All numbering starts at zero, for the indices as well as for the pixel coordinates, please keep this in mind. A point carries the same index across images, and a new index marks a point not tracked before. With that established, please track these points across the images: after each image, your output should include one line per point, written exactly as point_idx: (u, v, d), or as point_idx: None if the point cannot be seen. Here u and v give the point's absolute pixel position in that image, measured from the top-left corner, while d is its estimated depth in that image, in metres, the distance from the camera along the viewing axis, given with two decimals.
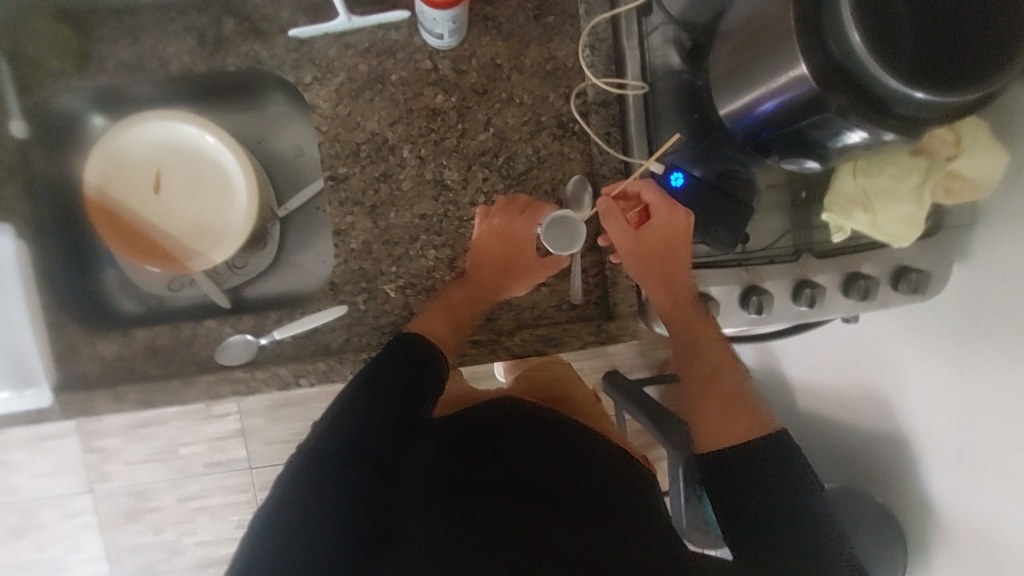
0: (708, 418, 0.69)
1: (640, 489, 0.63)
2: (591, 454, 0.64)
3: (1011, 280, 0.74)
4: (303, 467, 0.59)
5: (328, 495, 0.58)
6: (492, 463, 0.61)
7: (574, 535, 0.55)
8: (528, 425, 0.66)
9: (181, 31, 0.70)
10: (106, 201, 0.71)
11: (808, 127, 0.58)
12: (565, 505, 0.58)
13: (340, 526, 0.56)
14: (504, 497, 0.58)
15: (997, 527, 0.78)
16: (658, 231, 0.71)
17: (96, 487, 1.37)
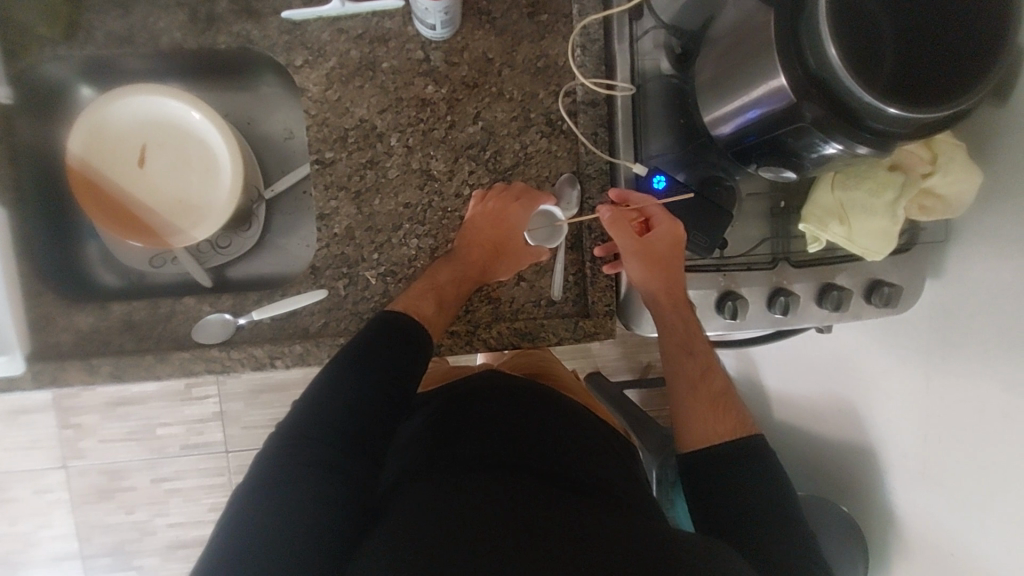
0: (695, 419, 0.71)
1: (609, 472, 0.66)
2: (560, 441, 0.67)
3: (978, 299, 0.76)
4: (279, 454, 0.60)
5: (308, 475, 0.58)
6: (467, 446, 0.64)
7: (547, 497, 0.57)
8: (501, 417, 0.68)
9: (172, 6, 0.70)
10: (89, 173, 0.70)
11: (786, 136, 0.59)
12: (536, 476, 0.61)
13: (318, 509, 0.56)
14: (479, 470, 0.60)
15: (954, 537, 0.81)
16: (659, 241, 0.72)
17: (69, 464, 1.36)
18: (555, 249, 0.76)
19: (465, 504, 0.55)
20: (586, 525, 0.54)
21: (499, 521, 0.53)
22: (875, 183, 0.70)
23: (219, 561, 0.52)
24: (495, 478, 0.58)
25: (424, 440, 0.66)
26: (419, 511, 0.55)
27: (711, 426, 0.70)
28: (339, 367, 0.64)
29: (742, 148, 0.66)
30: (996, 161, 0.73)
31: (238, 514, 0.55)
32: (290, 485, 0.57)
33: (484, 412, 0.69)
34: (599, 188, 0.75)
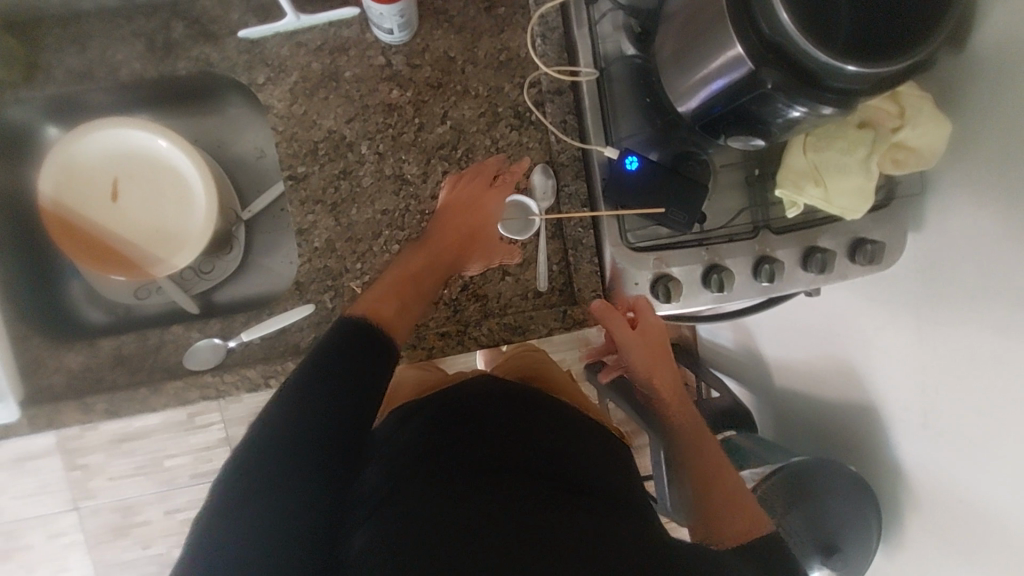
0: (709, 514, 0.68)
1: (599, 470, 0.62)
2: (548, 439, 0.63)
3: (961, 247, 0.77)
4: (255, 453, 0.52)
5: (278, 492, 0.51)
6: (449, 451, 0.58)
7: (541, 509, 0.53)
8: (483, 416, 0.63)
9: (129, 37, 0.69)
10: (63, 211, 0.70)
11: (749, 104, 0.59)
12: (539, 486, 0.56)
13: (292, 531, 0.50)
14: (464, 484, 0.54)
15: (962, 485, 0.81)
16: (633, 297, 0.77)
17: (81, 505, 1.36)
18: (535, 240, 0.76)
19: (453, 522, 0.51)
20: (583, 546, 0.50)
21: (497, 550, 0.49)
22: (846, 142, 0.70)
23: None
24: (484, 491, 0.54)
25: (399, 438, 0.61)
26: (412, 538, 0.50)
27: (722, 517, 0.67)
28: (308, 373, 0.56)
29: (709, 120, 0.65)
30: (965, 108, 0.74)
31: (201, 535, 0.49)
32: (275, 488, 0.51)
33: (466, 411, 0.64)
34: (573, 174, 0.75)
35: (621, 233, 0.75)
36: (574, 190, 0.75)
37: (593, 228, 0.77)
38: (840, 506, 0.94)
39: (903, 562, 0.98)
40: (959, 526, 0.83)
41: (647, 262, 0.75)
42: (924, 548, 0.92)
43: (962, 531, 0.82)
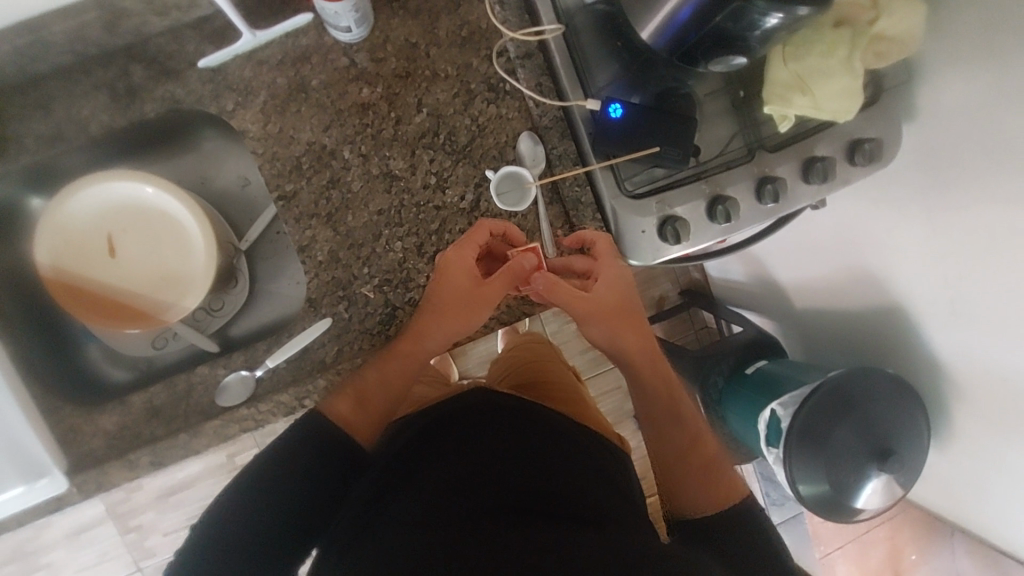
0: (694, 487, 0.70)
1: (606, 493, 0.59)
2: (561, 461, 0.61)
3: (961, 129, 0.76)
4: (265, 471, 0.63)
5: (290, 486, 0.62)
6: (447, 480, 0.58)
7: (532, 537, 0.51)
8: (490, 442, 0.62)
9: (90, 90, 0.68)
10: (65, 276, 0.70)
11: (724, 22, 0.58)
12: (521, 492, 0.56)
13: (290, 516, 0.61)
14: (460, 515, 0.54)
15: (1004, 365, 0.81)
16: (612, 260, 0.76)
17: (144, 564, 1.39)
18: (534, 207, 0.76)
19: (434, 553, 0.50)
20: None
21: (456, 545, 0.51)
22: (826, 45, 0.68)
23: (201, 554, 0.60)
24: (477, 519, 0.53)
25: (401, 460, 0.62)
26: (383, 544, 0.54)
27: (707, 486, 0.70)
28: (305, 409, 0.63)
29: (686, 50, 0.64)
30: None
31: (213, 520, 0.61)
32: (277, 497, 0.62)
33: (470, 436, 0.62)
34: (559, 135, 0.75)
35: (618, 184, 0.74)
36: (563, 151, 0.75)
37: (589, 184, 0.76)
38: (878, 407, 0.95)
39: (957, 453, 0.98)
40: (1007, 407, 0.83)
41: (649, 207, 0.75)
42: (976, 434, 0.92)
43: (1012, 411, 0.82)
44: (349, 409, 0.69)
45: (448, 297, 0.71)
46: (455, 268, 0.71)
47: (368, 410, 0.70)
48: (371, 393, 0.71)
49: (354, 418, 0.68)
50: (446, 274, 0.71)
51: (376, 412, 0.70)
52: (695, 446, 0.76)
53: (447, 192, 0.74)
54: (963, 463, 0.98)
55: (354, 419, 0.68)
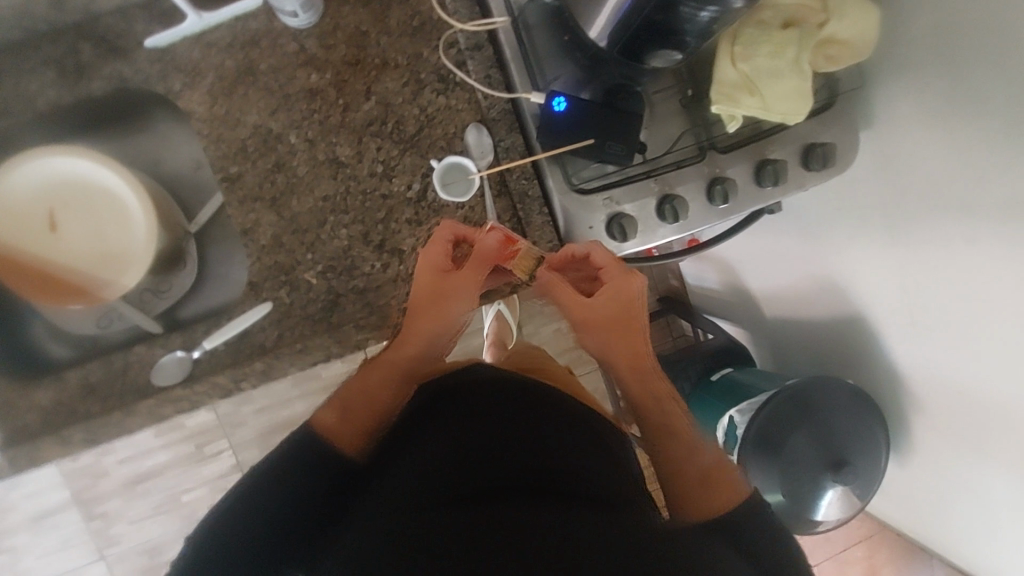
0: (695, 496, 0.61)
1: (604, 467, 0.56)
2: (563, 432, 0.57)
3: (909, 134, 0.75)
4: (251, 489, 0.57)
5: (285, 487, 0.57)
6: (430, 458, 0.54)
7: (517, 527, 0.49)
8: (477, 412, 0.57)
9: (39, 66, 0.70)
10: (4, 249, 0.71)
11: (656, 14, 0.58)
12: (528, 473, 0.53)
13: (284, 520, 0.56)
14: (444, 499, 0.51)
15: (958, 378, 0.78)
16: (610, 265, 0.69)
17: (107, 552, 1.37)
18: (481, 199, 0.74)
19: (416, 541, 0.48)
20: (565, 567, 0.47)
21: (470, 538, 0.48)
22: (773, 45, 0.68)
23: (187, 571, 0.55)
24: (460, 505, 0.51)
25: (392, 443, 0.59)
26: (376, 529, 0.51)
27: (710, 494, 0.60)
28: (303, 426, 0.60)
29: (629, 46, 0.64)
30: None
31: (200, 535, 0.56)
32: (263, 508, 0.56)
33: (459, 406, 0.57)
34: (507, 128, 0.74)
35: (566, 177, 0.75)
36: (511, 143, 0.75)
37: (537, 177, 0.76)
38: (835, 413, 0.94)
39: (917, 467, 0.96)
40: (962, 419, 0.81)
41: (596, 203, 0.74)
42: (936, 448, 0.90)
43: (965, 423, 0.80)
44: (335, 418, 0.62)
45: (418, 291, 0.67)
46: (425, 264, 0.68)
47: (353, 423, 0.62)
48: (354, 400, 0.63)
49: (342, 430, 0.61)
50: (417, 272, 0.68)
51: (360, 423, 0.62)
52: (708, 456, 0.64)
53: (394, 181, 0.74)
54: (926, 477, 0.95)
55: (340, 429, 0.61)
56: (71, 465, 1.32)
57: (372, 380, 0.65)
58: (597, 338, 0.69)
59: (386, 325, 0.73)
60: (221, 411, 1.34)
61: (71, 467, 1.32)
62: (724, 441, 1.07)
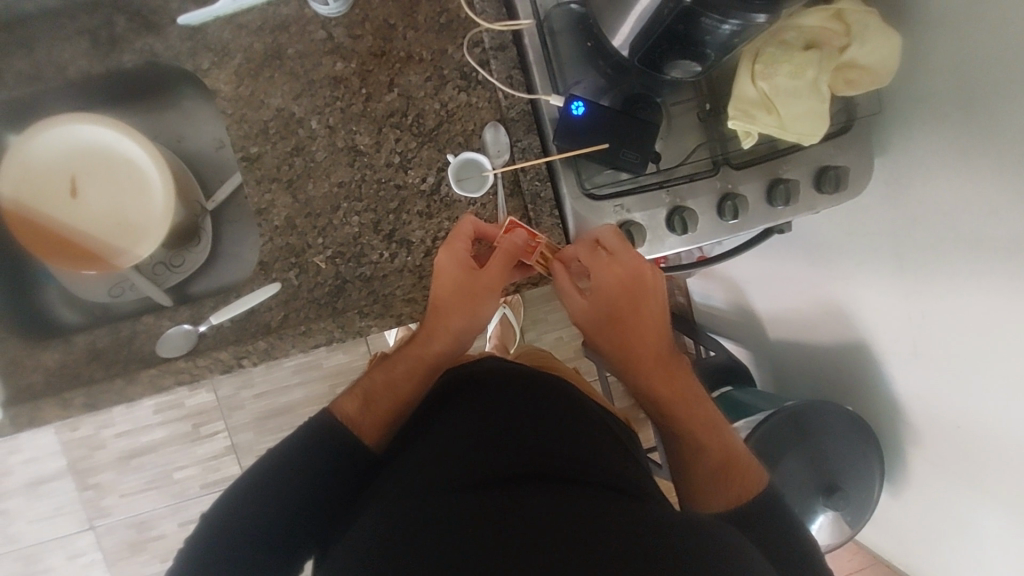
0: (708, 485, 0.71)
1: (605, 459, 0.60)
2: (563, 431, 0.62)
3: (925, 164, 0.75)
4: (274, 467, 0.66)
5: (309, 469, 0.65)
6: (447, 451, 0.60)
7: (521, 505, 0.51)
8: (490, 414, 0.63)
9: (73, 35, 0.71)
10: (23, 211, 0.72)
11: (678, 25, 0.59)
12: (529, 460, 0.57)
13: (307, 500, 0.64)
14: (456, 484, 0.56)
15: (958, 412, 0.78)
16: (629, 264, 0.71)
17: (97, 523, 1.37)
18: (494, 197, 0.75)
19: (427, 518, 0.52)
20: (559, 534, 0.48)
21: (470, 508, 0.52)
22: (794, 66, 0.68)
23: (217, 532, 0.63)
24: (468, 489, 0.54)
25: (412, 443, 0.65)
26: (390, 508, 0.56)
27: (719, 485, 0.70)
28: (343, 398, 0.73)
29: (650, 56, 0.65)
30: (914, 18, 0.73)
31: (230, 504, 0.65)
32: (287, 487, 0.64)
33: (473, 406, 0.65)
34: (525, 129, 0.75)
35: (579, 182, 0.75)
36: (527, 144, 0.75)
37: (550, 179, 0.76)
38: (831, 441, 0.94)
39: (911, 499, 0.95)
40: (958, 453, 0.80)
41: (606, 210, 0.75)
42: (930, 481, 0.89)
43: (960, 457, 0.80)
44: (356, 407, 0.71)
45: (443, 292, 0.71)
46: (449, 261, 0.70)
47: (374, 413, 0.71)
48: (380, 395, 0.72)
49: (361, 417, 0.70)
50: (440, 275, 0.70)
51: (381, 413, 0.71)
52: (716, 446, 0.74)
53: (409, 173, 0.75)
54: (918, 510, 0.94)
55: (360, 416, 0.70)
56: (70, 434, 1.33)
57: (396, 374, 0.74)
58: (610, 335, 0.74)
59: (388, 313, 0.74)
60: (221, 392, 1.35)
61: (69, 436, 1.34)
62: None
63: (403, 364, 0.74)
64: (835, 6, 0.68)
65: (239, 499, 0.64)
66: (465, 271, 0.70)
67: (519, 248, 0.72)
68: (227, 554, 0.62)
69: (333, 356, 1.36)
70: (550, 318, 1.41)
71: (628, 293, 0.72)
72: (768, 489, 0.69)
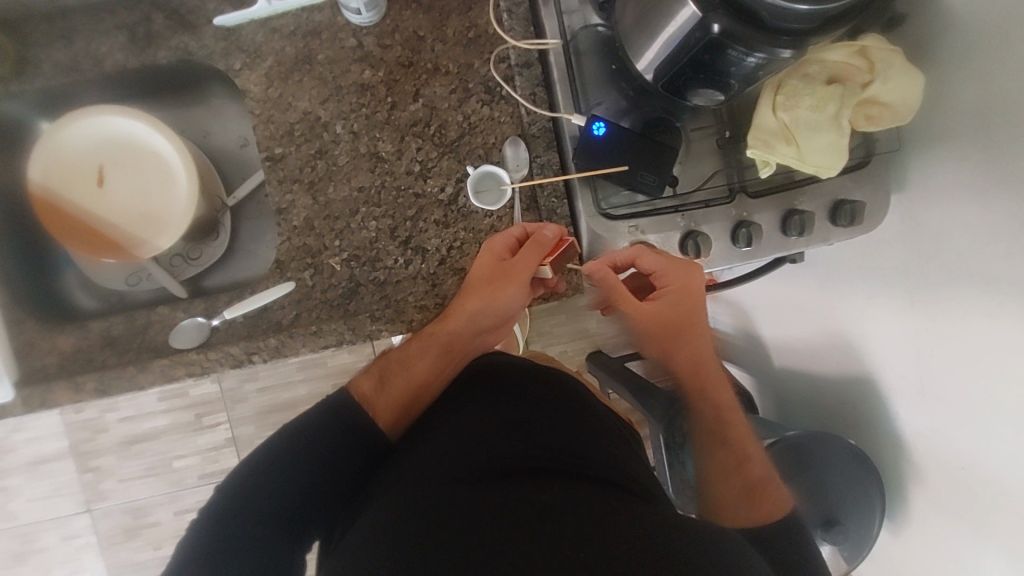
0: (728, 500, 0.74)
1: (613, 458, 0.61)
2: (574, 433, 0.63)
3: (942, 201, 0.75)
4: (282, 455, 0.65)
5: (315, 457, 0.65)
6: (461, 445, 0.61)
7: (535, 503, 0.52)
8: (503, 410, 0.65)
9: (112, 30, 0.74)
10: (52, 197, 0.75)
11: (704, 54, 0.60)
12: (541, 461, 0.58)
13: (313, 487, 0.64)
14: (471, 477, 0.56)
15: (962, 452, 0.77)
16: (675, 269, 0.76)
17: (94, 507, 1.38)
18: (509, 209, 0.76)
19: (445, 508, 0.52)
20: (575, 529, 0.49)
21: (484, 503, 0.52)
22: (816, 99, 0.68)
23: (220, 517, 0.63)
24: (478, 482, 0.55)
25: (422, 434, 0.65)
26: (399, 496, 0.56)
27: (735, 502, 0.73)
28: (354, 385, 0.72)
29: (674, 82, 0.67)
30: (935, 59, 0.73)
31: (235, 489, 0.64)
32: (293, 474, 0.64)
33: (486, 404, 0.66)
34: (545, 145, 0.76)
35: (596, 201, 0.76)
36: (546, 160, 0.76)
37: (567, 197, 0.78)
38: (831, 474, 0.93)
39: (911, 539, 0.93)
40: (960, 493, 0.79)
41: (621, 229, 0.75)
42: (931, 522, 0.87)
43: (962, 496, 0.79)
44: (370, 388, 0.71)
45: (475, 278, 0.74)
46: (487, 251, 0.73)
47: (388, 395, 0.71)
48: (393, 374, 0.73)
49: (376, 398, 0.70)
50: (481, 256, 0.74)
51: (396, 396, 0.71)
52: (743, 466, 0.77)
53: (429, 181, 0.76)
54: (918, 549, 0.92)
55: (374, 397, 0.70)
56: (74, 416, 1.35)
57: (412, 357, 0.74)
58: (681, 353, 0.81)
59: (399, 318, 0.75)
60: (225, 384, 1.36)
61: (73, 418, 1.35)
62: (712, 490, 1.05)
63: (419, 346, 0.74)
64: (860, 43, 0.69)
65: (244, 484, 0.64)
66: (500, 263, 0.73)
67: (548, 242, 0.72)
68: (235, 535, 0.62)
69: (337, 355, 1.37)
70: (556, 331, 1.41)
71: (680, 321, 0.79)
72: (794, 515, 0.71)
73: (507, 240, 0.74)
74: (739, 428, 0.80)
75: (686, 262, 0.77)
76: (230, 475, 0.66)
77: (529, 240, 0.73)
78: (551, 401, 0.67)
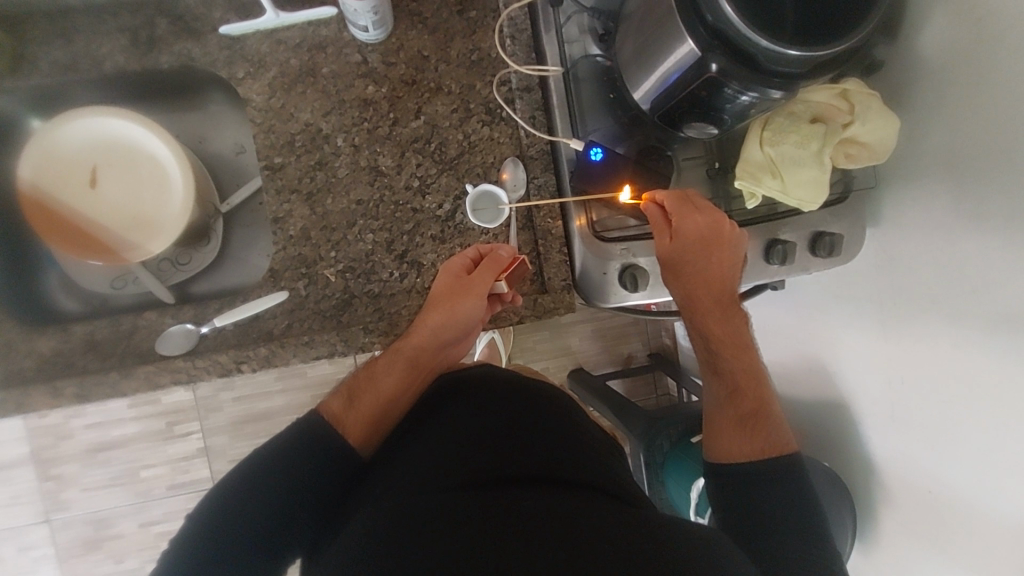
0: (722, 435, 0.73)
1: (596, 464, 0.63)
2: (550, 442, 0.64)
3: (913, 237, 0.80)
4: (271, 462, 0.65)
5: (303, 467, 0.64)
6: (445, 452, 0.62)
7: (516, 508, 0.53)
8: (483, 420, 0.66)
9: (113, 32, 0.73)
10: (43, 198, 0.73)
11: (700, 91, 0.63)
12: (519, 469, 0.59)
13: (299, 498, 0.63)
14: (454, 486, 0.57)
15: (929, 477, 0.80)
16: (692, 207, 0.73)
17: (53, 517, 1.32)
18: (505, 227, 0.77)
19: (433, 514, 0.53)
20: (552, 535, 0.50)
21: (465, 511, 0.53)
22: (801, 135, 0.73)
23: (209, 523, 0.62)
24: (461, 492, 0.56)
25: (407, 445, 0.66)
26: (383, 506, 0.56)
27: (731, 436, 0.72)
28: (332, 402, 0.72)
29: (670, 114, 0.70)
30: (909, 106, 0.78)
31: (225, 497, 0.63)
32: (279, 484, 0.63)
33: (467, 416, 0.67)
34: (542, 167, 0.77)
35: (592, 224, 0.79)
36: (544, 182, 0.77)
37: (562, 217, 0.80)
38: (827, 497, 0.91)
39: (879, 561, 0.96)
40: (927, 514, 0.82)
41: (614, 251, 0.78)
42: (900, 545, 0.90)
43: (929, 516, 0.82)
44: (341, 405, 0.71)
45: (433, 296, 0.74)
46: (445, 269, 0.74)
47: (358, 414, 0.70)
48: (361, 390, 0.72)
49: (347, 415, 0.70)
50: (442, 273, 0.74)
51: (366, 413, 0.71)
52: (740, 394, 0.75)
53: (427, 198, 0.77)
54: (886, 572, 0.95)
55: (344, 415, 0.70)
56: (38, 421, 1.30)
57: (380, 373, 0.73)
58: (703, 275, 0.75)
59: (392, 331, 0.76)
60: (199, 392, 1.33)
61: (37, 423, 1.30)
62: (695, 503, 1.02)
63: (386, 363, 0.73)
64: (842, 86, 0.72)
65: (234, 490, 0.63)
66: (461, 280, 0.73)
67: (503, 260, 0.74)
68: (208, 562, 0.60)
69: (318, 366, 1.36)
70: (540, 347, 1.43)
71: (707, 249, 0.73)
72: (791, 455, 0.70)
73: (464, 260, 0.75)
74: (745, 363, 0.77)
75: (700, 203, 0.74)
76: (219, 482, 0.65)
77: (484, 259, 0.74)
78: (528, 408, 0.69)
